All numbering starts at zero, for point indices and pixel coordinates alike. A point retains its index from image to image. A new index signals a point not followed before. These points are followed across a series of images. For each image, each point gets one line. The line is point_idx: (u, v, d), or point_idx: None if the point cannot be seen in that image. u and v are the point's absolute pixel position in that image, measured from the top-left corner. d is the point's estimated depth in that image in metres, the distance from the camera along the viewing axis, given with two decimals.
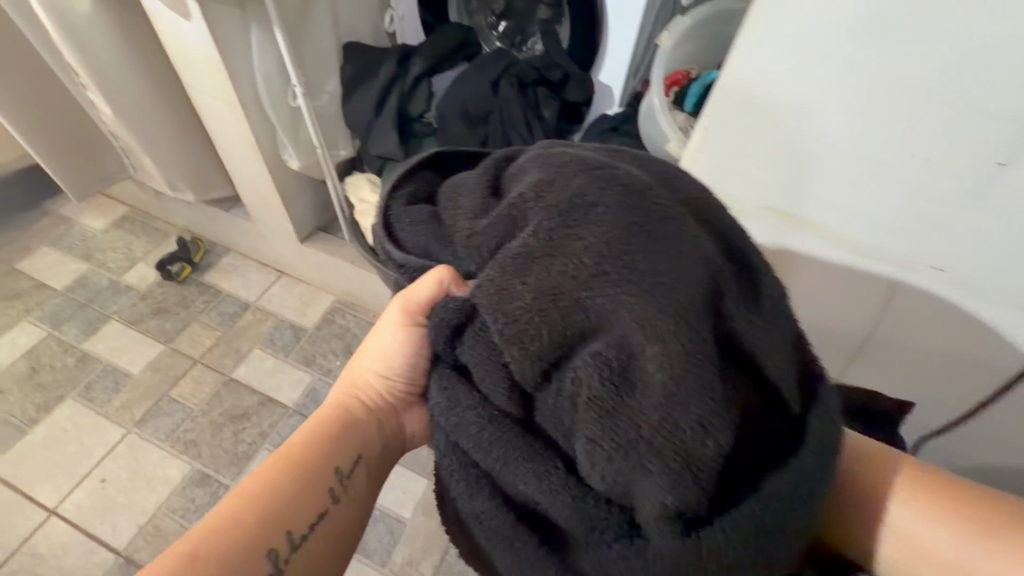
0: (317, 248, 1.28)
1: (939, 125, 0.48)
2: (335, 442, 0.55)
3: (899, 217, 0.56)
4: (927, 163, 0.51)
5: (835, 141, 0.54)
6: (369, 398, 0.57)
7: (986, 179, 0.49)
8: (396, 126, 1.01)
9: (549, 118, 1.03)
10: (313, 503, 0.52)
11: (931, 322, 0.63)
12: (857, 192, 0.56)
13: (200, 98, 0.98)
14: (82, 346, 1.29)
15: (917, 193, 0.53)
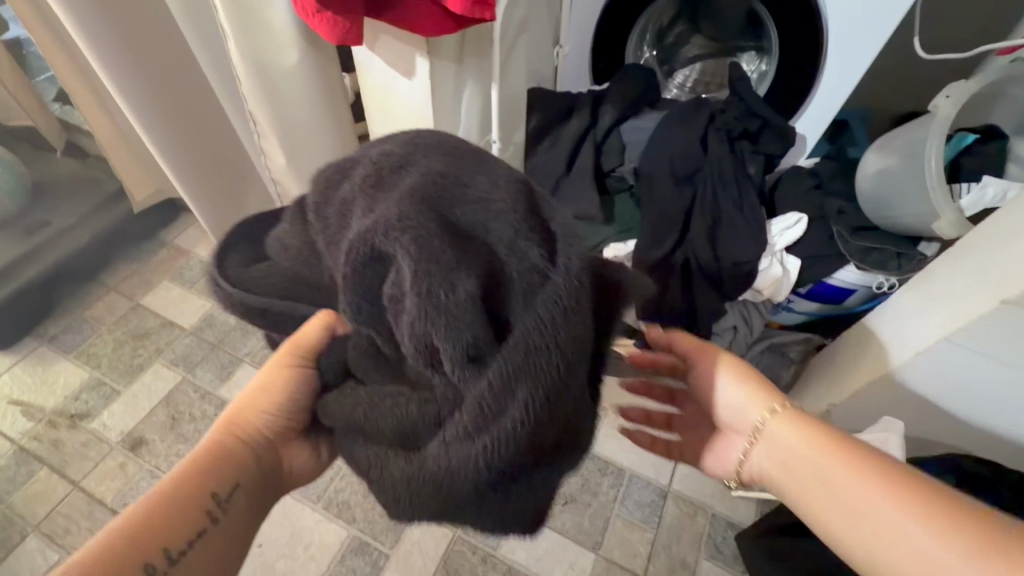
0: None
1: None
2: (219, 464, 0.51)
3: None
4: None
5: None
6: (253, 429, 0.54)
7: None
8: (593, 182, 0.93)
9: (755, 175, 0.95)
10: (175, 529, 0.47)
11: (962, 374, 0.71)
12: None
13: None
14: (219, 392, 1.24)
15: None
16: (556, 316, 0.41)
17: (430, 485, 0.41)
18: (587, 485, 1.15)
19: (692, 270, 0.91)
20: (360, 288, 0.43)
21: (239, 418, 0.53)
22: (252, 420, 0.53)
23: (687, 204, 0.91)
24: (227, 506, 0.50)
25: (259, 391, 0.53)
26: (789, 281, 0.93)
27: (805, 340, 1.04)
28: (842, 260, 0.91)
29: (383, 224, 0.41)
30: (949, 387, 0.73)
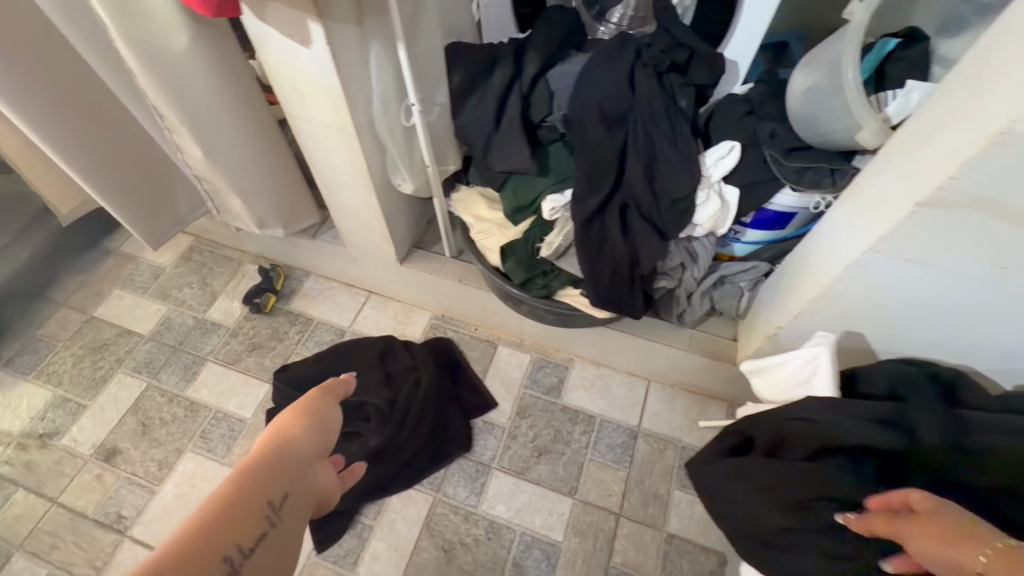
0: (417, 267, 1.21)
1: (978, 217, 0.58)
2: (281, 471, 0.69)
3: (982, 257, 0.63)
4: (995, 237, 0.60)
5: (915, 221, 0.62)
6: (299, 450, 0.73)
7: None
8: (524, 136, 0.91)
9: (687, 109, 0.93)
10: (231, 543, 0.60)
11: (886, 289, 0.73)
12: (948, 245, 0.63)
13: (307, 128, 0.88)
14: (187, 394, 1.24)
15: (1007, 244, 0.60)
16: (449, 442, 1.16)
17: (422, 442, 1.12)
18: (559, 434, 1.19)
19: (631, 212, 0.90)
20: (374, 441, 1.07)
21: (288, 427, 0.74)
22: (298, 439, 0.74)
23: (621, 147, 0.89)
24: (279, 512, 0.66)
25: (301, 412, 0.78)
26: (729, 213, 0.94)
27: (754, 268, 1.07)
28: (778, 184, 0.91)
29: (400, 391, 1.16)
30: (880, 294, 0.74)
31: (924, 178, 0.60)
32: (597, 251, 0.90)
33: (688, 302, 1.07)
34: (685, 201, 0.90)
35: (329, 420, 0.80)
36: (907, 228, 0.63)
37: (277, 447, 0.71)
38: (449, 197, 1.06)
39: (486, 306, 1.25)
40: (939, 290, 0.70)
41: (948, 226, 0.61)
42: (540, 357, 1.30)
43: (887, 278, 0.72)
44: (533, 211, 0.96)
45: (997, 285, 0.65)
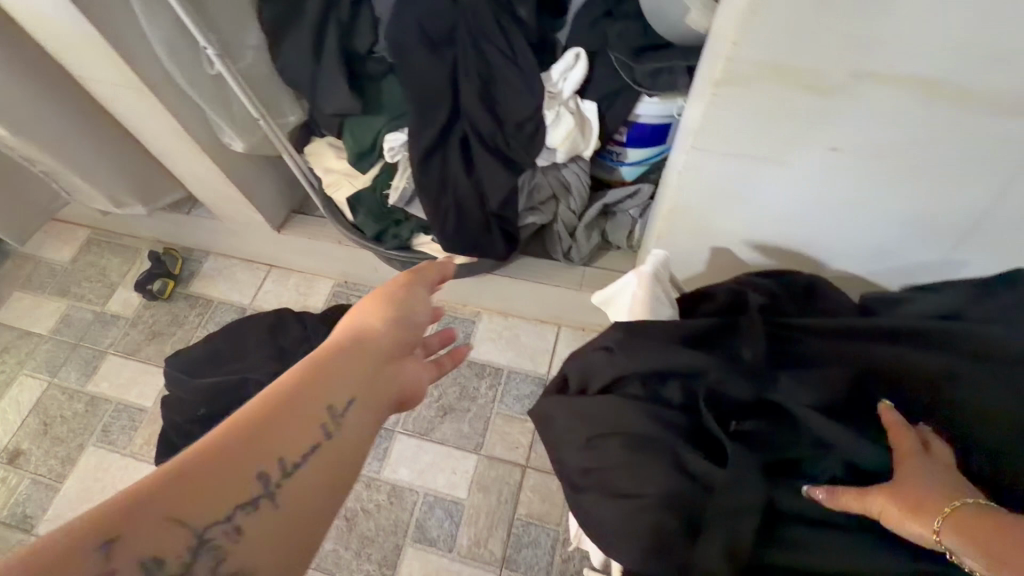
0: (296, 233, 1.14)
1: (788, 77, 0.48)
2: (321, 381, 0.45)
3: (802, 136, 0.53)
4: (810, 108, 0.50)
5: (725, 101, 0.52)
6: (376, 334, 0.50)
7: (865, 99, 0.48)
8: (344, 72, 0.81)
9: (529, 20, 0.81)
10: (251, 483, 0.39)
11: (726, 195, 0.64)
12: (767, 129, 0.54)
13: (103, 90, 0.80)
14: (87, 389, 1.21)
15: (821, 114, 0.50)
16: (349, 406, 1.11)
17: None
18: (464, 391, 1.14)
19: (471, 143, 0.81)
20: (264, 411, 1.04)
21: (363, 318, 0.50)
22: (381, 325, 0.51)
23: (451, 72, 0.79)
24: (345, 420, 0.45)
25: (382, 299, 0.53)
26: (592, 129, 0.84)
27: (639, 193, 0.97)
28: (635, 93, 0.81)
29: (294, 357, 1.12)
30: (722, 203, 0.65)
31: (721, 43, 0.49)
32: (439, 191, 0.82)
33: (573, 240, 0.99)
34: (530, 125, 0.81)
35: (422, 306, 0.55)
36: (719, 115, 0.54)
37: (349, 335, 0.49)
38: (299, 152, 0.97)
39: (379, 267, 1.18)
40: (776, 188, 0.60)
41: (758, 100, 0.51)
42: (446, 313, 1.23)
43: (722, 181, 0.62)
44: (377, 155, 0.87)
45: (831, 171, 0.56)
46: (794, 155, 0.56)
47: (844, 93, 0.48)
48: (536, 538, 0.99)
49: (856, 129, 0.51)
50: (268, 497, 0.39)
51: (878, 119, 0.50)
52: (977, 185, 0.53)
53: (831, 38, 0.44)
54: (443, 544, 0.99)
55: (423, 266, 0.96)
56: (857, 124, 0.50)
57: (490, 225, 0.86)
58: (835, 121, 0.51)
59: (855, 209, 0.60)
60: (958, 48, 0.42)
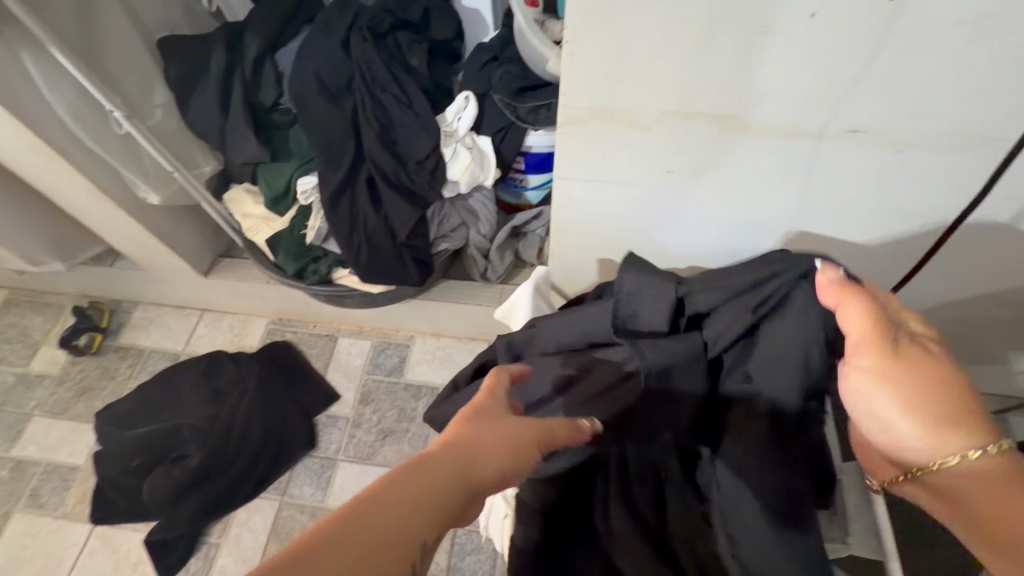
0: (224, 277, 1.16)
1: (614, 114, 0.58)
2: (422, 506, 0.34)
3: (642, 162, 0.63)
4: (639, 138, 0.61)
5: (573, 137, 0.62)
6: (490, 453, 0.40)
7: (679, 131, 0.59)
8: (250, 124, 0.87)
9: (420, 67, 0.91)
10: None
11: (598, 216, 0.73)
12: (610, 159, 0.64)
13: (9, 156, 0.82)
14: (12, 454, 1.18)
15: (649, 142, 0.61)
16: (291, 428, 1.14)
17: (262, 440, 1.11)
18: (403, 413, 1.18)
19: (376, 181, 0.88)
20: (203, 446, 1.07)
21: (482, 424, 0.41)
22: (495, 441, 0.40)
23: (351, 118, 0.87)
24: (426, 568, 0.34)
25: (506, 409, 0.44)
26: (490, 159, 0.92)
27: (543, 214, 1.06)
28: (521, 128, 0.90)
29: (230, 391, 1.15)
30: (596, 224, 0.74)
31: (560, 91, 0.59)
32: (351, 227, 0.88)
33: (487, 261, 1.07)
34: (430, 160, 0.89)
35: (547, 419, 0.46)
36: (568, 149, 0.64)
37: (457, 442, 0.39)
38: (218, 199, 1.02)
39: (310, 302, 1.22)
40: (634, 207, 0.70)
41: (598, 136, 0.61)
42: (381, 340, 1.28)
43: (592, 204, 0.71)
44: (291, 199, 0.93)
45: (671, 188, 0.66)
46: (640, 178, 0.66)
47: (657, 128, 0.59)
48: (479, 544, 1.04)
49: (681, 151, 0.61)
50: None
51: (688, 147, 0.61)
52: (779, 194, 0.65)
53: (633, 83, 0.55)
54: None
55: (349, 297, 1.01)
56: (681, 148, 0.61)
57: (403, 254, 0.93)
58: (663, 148, 0.61)
59: (701, 217, 0.70)
60: (724, 94, 0.54)
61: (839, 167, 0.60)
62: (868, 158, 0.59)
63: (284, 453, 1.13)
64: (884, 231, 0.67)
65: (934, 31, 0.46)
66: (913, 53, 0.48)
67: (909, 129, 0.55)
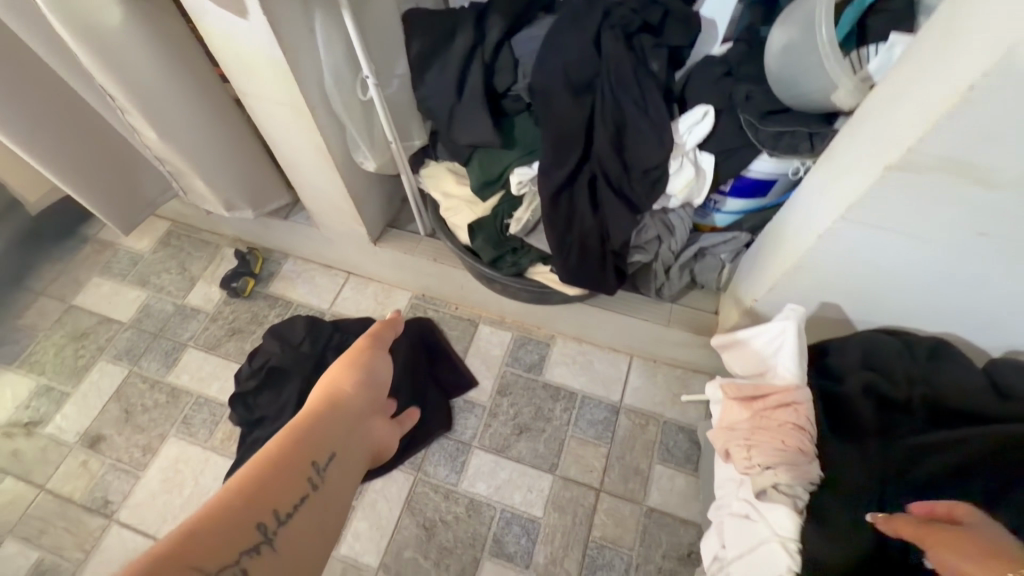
0: (392, 247, 1.18)
1: (937, 185, 0.56)
2: (310, 433, 0.68)
3: (952, 222, 0.59)
4: (957, 205, 0.57)
5: (879, 192, 0.59)
6: (342, 398, 0.75)
7: (1000, 218, 0.56)
8: (487, 105, 0.87)
9: (660, 72, 0.88)
10: (257, 521, 0.57)
11: (853, 260, 0.71)
12: (920, 216, 0.60)
13: (257, 105, 0.85)
14: (168, 379, 1.24)
15: (974, 211, 0.57)
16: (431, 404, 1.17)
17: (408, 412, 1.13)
18: (540, 412, 1.18)
19: (600, 184, 0.87)
20: None
21: (335, 385, 0.76)
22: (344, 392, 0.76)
23: (589, 116, 0.85)
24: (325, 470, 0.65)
25: (348, 369, 0.80)
26: (704, 181, 0.90)
27: (734, 239, 1.04)
28: (754, 150, 0.87)
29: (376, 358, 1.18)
30: (850, 265, 0.72)
31: (895, 131, 0.56)
32: (565, 226, 0.87)
33: (666, 277, 1.05)
34: (656, 171, 0.86)
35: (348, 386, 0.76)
36: (834, 229, 0.67)
37: (326, 402, 0.74)
38: (416, 172, 1.02)
39: (463, 285, 1.23)
40: (894, 255, 0.67)
41: (914, 192, 0.57)
42: (521, 334, 1.28)
43: (854, 250, 0.69)
44: (501, 185, 0.92)
45: (960, 255, 0.62)
46: (931, 238, 0.62)
47: (921, 237, 0.62)
48: (610, 560, 1.03)
49: (1001, 223, 0.57)
50: (267, 544, 0.56)
51: (927, 250, 0.64)
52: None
53: (1010, 150, 0.50)
54: (520, 560, 1.03)
55: (527, 291, 1.01)
56: (1007, 224, 0.56)
57: (606, 259, 0.90)
58: (990, 223, 0.57)
59: (958, 285, 0.67)
60: (979, 230, 0.58)
61: None
62: None
63: (424, 430, 1.14)
64: None
65: None
66: None
67: None
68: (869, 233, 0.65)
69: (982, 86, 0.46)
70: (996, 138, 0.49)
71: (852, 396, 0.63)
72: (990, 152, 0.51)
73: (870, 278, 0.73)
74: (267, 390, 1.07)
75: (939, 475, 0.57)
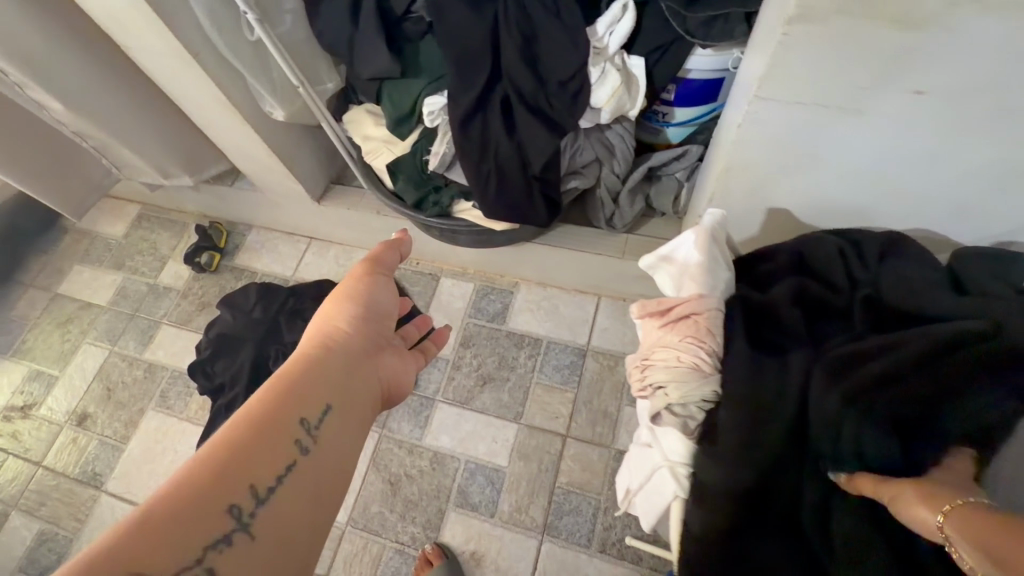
0: (336, 204, 1.14)
1: (848, 31, 0.46)
2: (300, 377, 0.54)
3: (879, 79, 0.50)
4: (879, 54, 0.47)
5: (787, 56, 0.50)
6: (339, 334, 0.60)
7: (933, 62, 0.47)
8: (383, 31, 0.80)
9: None
10: (227, 503, 0.45)
11: (786, 152, 0.61)
12: (842, 75, 0.50)
13: (146, 60, 0.81)
14: (145, 356, 1.27)
15: (900, 59, 0.47)
16: None
17: None
18: (504, 361, 1.14)
19: (513, 105, 0.78)
20: None
21: (330, 320, 0.61)
22: (341, 327, 0.60)
23: (492, 28, 0.76)
24: (317, 430, 0.52)
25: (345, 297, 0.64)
26: (638, 88, 0.80)
27: (687, 155, 0.93)
28: (687, 44, 0.76)
29: None
30: (783, 158, 0.62)
31: None
32: (480, 155, 0.80)
33: (615, 205, 0.96)
34: (575, 82, 0.77)
35: (348, 324, 0.61)
36: (754, 113, 0.57)
37: (318, 340, 0.58)
38: (338, 120, 0.97)
39: (416, 237, 1.18)
40: (828, 138, 0.57)
41: (826, 46, 0.48)
42: (484, 284, 1.22)
43: (781, 138, 0.59)
44: (415, 119, 0.86)
45: (898, 122, 0.53)
46: (861, 105, 0.53)
47: (851, 106, 0.53)
48: (577, 506, 0.99)
49: (934, 70, 0.47)
50: (240, 532, 0.45)
51: (862, 121, 0.54)
52: (984, 152, 0.54)
53: None
54: (485, 509, 1.01)
55: (464, 234, 0.96)
56: (940, 69, 0.47)
57: (532, 188, 0.83)
58: (921, 72, 0.48)
59: (908, 162, 0.57)
60: (911, 84, 0.49)
61: None
62: None
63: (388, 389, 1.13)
64: None
65: None
66: None
67: None
68: (791, 113, 0.56)
69: None
70: None
71: (776, 301, 0.55)
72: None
73: (810, 172, 0.63)
74: (222, 357, 1.09)
75: (873, 386, 0.48)
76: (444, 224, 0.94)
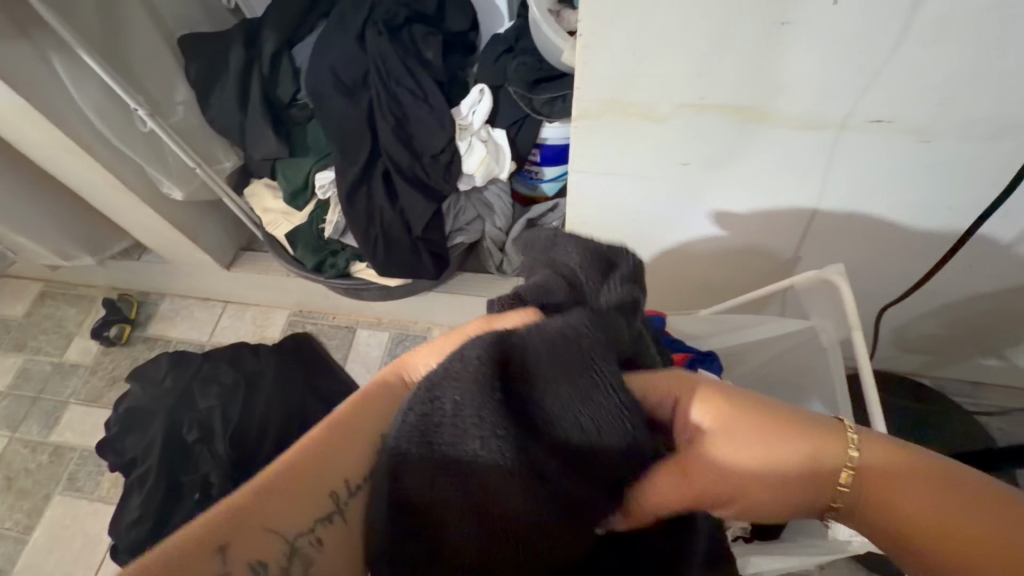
0: (247, 270, 1.19)
1: (620, 123, 0.60)
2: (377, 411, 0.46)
3: (656, 157, 0.63)
4: (647, 140, 0.61)
5: (585, 141, 0.63)
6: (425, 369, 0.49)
7: (687, 144, 0.61)
8: (269, 118, 0.89)
9: (434, 60, 0.90)
10: (295, 524, 0.40)
11: (611, 214, 0.74)
12: (629, 155, 0.64)
13: (37, 153, 0.85)
14: (51, 440, 1.24)
15: (664, 143, 0.61)
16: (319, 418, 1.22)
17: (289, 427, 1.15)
18: None
19: (393, 176, 0.89)
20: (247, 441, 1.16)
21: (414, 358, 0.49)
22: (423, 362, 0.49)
23: (367, 112, 0.87)
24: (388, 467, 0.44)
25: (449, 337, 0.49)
26: (504, 154, 0.91)
27: (559, 207, 1.04)
28: (537, 120, 0.89)
29: None
30: (611, 219, 0.75)
31: None
32: (368, 222, 0.89)
33: (503, 254, 1.07)
34: (445, 154, 0.89)
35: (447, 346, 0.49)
36: (576, 183, 0.70)
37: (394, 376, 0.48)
38: (239, 195, 1.03)
39: (328, 294, 1.24)
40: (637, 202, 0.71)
41: (609, 135, 0.62)
42: (399, 332, 1.29)
43: (604, 203, 0.72)
44: (310, 193, 0.94)
45: (682, 188, 0.67)
46: (650, 176, 0.66)
47: (642, 178, 0.67)
48: None
49: (690, 149, 0.61)
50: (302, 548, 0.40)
51: (656, 188, 0.68)
52: (750, 208, 0.68)
53: (648, 80, 0.55)
54: None
55: (367, 290, 1.03)
56: (694, 149, 0.61)
57: (419, 246, 0.93)
58: (681, 152, 0.62)
59: (701, 217, 0.71)
60: (679, 159, 0.63)
61: (863, 157, 0.58)
62: (860, 162, 0.59)
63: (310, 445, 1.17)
64: (883, 234, 0.68)
65: (952, 30, 0.46)
66: (906, 73, 0.50)
67: (936, 118, 0.53)
68: (604, 184, 0.69)
69: (589, 30, 0.51)
70: (630, 72, 0.54)
71: None
72: (636, 85, 0.55)
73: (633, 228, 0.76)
74: (132, 431, 1.09)
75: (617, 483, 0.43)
76: (345, 283, 1.01)
